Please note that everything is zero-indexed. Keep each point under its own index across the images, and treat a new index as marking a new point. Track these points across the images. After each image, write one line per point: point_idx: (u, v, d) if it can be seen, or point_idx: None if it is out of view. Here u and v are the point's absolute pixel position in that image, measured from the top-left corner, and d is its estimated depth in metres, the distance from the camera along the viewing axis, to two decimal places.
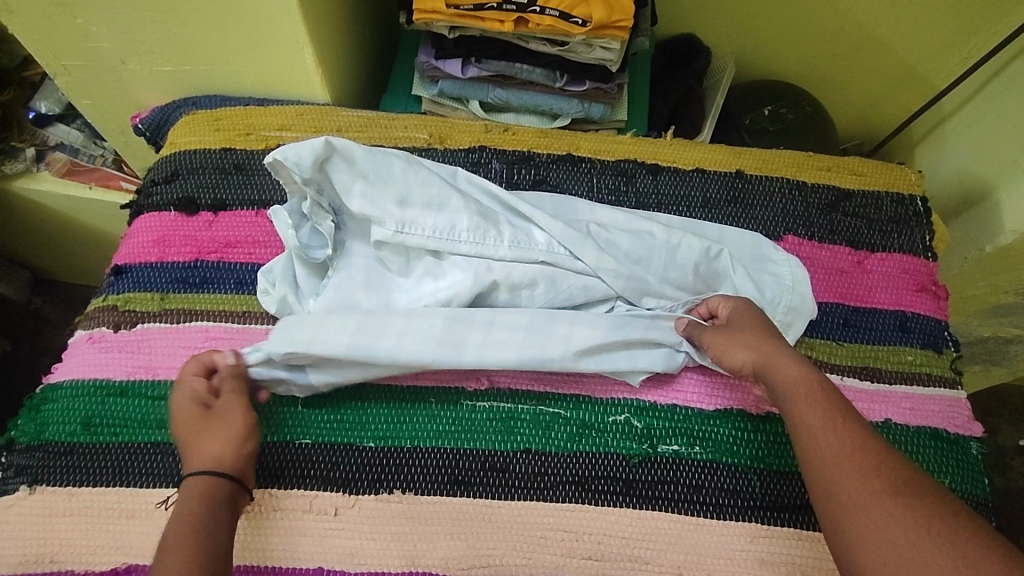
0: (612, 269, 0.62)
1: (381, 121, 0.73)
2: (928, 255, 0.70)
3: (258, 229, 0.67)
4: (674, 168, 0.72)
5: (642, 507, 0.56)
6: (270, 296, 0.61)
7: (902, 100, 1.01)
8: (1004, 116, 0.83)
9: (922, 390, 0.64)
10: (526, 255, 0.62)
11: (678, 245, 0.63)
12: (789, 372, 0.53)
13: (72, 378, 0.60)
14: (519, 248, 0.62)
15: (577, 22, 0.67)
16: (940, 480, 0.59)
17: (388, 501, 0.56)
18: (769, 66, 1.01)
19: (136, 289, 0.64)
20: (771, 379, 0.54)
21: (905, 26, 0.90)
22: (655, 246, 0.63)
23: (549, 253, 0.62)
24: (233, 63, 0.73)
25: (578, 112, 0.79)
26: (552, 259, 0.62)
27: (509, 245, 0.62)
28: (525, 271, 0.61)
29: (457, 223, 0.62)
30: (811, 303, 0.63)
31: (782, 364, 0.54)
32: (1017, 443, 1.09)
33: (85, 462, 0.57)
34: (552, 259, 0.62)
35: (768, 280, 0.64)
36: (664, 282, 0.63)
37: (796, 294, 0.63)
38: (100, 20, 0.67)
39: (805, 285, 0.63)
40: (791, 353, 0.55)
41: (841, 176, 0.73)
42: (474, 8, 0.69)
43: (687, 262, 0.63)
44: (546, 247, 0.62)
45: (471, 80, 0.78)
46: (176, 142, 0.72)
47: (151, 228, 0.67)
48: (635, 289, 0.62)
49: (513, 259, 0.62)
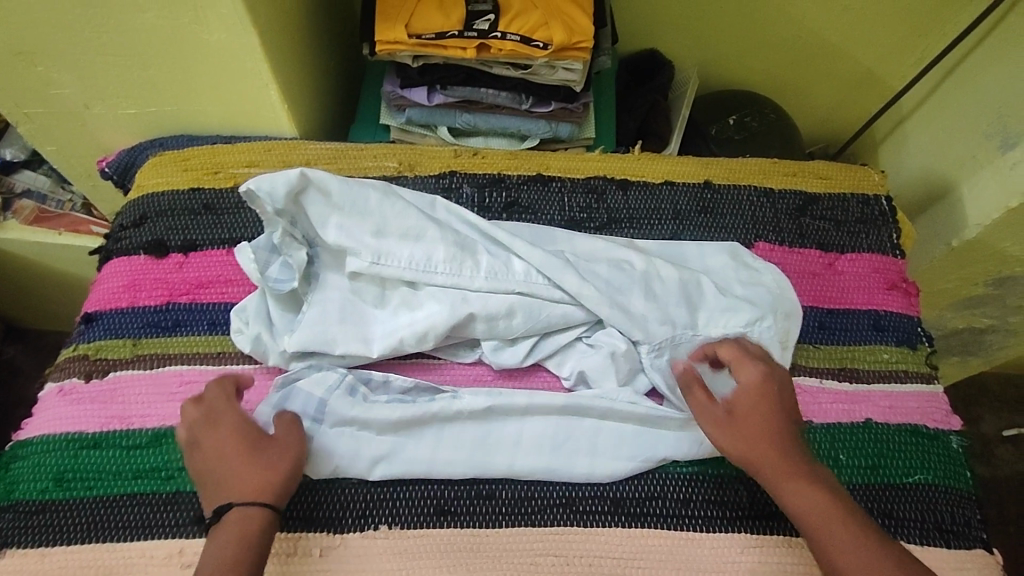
0: (593, 297, 0.61)
1: (349, 152, 0.73)
2: (896, 253, 0.71)
3: (230, 267, 0.66)
4: (643, 182, 0.73)
5: (631, 525, 0.56)
6: (243, 335, 0.60)
7: (862, 103, 1.03)
8: (960, 113, 0.86)
9: (900, 387, 0.64)
10: (505, 287, 0.61)
11: (655, 274, 0.63)
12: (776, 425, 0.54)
13: (43, 434, 0.59)
14: (501, 278, 0.62)
15: (538, 45, 0.69)
16: (921, 476, 0.60)
17: (375, 537, 0.55)
18: (731, 75, 1.03)
19: (107, 336, 0.63)
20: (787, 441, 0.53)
21: (859, 31, 0.92)
22: (634, 271, 0.63)
23: (527, 283, 0.62)
24: (200, 102, 0.73)
25: (547, 133, 0.80)
26: (535, 288, 0.62)
27: (488, 274, 0.61)
28: (506, 300, 0.61)
29: (434, 251, 0.62)
30: (798, 305, 0.65)
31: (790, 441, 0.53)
32: (1000, 431, 1.11)
33: (58, 521, 0.55)
34: (530, 285, 0.62)
35: (759, 293, 0.64)
36: (649, 311, 0.62)
37: (785, 300, 0.64)
38: (61, 67, 0.67)
39: (789, 291, 0.65)
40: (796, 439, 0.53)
41: (807, 180, 0.74)
42: (436, 36, 0.70)
43: (666, 290, 0.63)
44: (524, 278, 0.62)
45: (437, 107, 0.79)
46: (143, 185, 0.71)
47: (120, 273, 0.66)
48: (621, 317, 0.61)
49: (493, 291, 0.61)
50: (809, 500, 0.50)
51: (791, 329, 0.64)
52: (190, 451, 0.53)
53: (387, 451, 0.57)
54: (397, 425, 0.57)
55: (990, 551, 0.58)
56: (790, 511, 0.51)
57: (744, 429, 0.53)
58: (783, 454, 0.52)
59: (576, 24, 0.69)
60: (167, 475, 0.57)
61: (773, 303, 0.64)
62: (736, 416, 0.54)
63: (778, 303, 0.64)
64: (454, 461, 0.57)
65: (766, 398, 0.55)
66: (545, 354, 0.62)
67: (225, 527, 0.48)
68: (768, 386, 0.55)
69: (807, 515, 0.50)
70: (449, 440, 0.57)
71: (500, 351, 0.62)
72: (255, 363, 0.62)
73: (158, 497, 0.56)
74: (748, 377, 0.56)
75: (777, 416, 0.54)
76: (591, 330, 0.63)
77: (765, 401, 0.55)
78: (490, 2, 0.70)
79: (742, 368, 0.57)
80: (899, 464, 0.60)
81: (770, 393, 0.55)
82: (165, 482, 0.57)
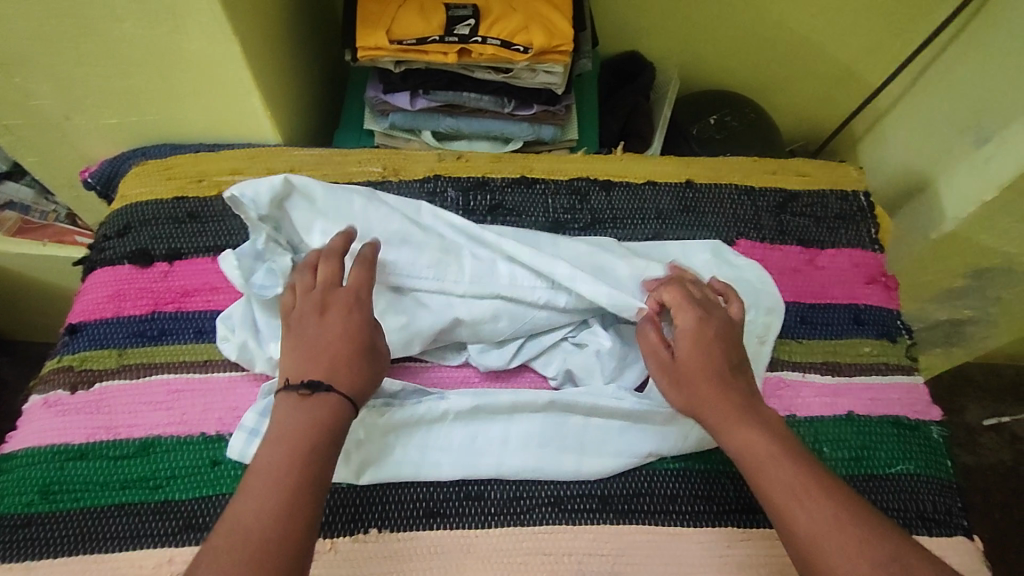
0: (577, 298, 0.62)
1: (334, 158, 0.73)
2: (875, 247, 0.73)
3: (215, 275, 0.67)
4: (626, 182, 0.74)
5: (619, 522, 0.57)
6: (230, 343, 0.60)
7: (841, 101, 1.05)
8: (936, 108, 0.87)
9: (881, 379, 0.66)
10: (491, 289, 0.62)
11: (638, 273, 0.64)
12: (710, 369, 0.54)
13: (29, 446, 0.59)
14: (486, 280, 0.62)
15: (518, 49, 0.70)
16: (903, 467, 0.61)
17: (365, 541, 0.55)
18: (712, 75, 1.04)
19: (92, 346, 0.63)
20: (721, 385, 0.54)
21: (836, 30, 0.94)
22: (617, 271, 0.64)
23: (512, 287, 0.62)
24: (182, 111, 0.73)
25: (529, 135, 0.81)
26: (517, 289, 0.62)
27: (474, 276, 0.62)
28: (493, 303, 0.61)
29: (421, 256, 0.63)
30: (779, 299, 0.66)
31: (724, 385, 0.54)
32: (983, 420, 1.13)
33: (45, 533, 0.55)
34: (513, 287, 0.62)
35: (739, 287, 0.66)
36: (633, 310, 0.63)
37: (765, 294, 0.66)
38: (40, 78, 0.66)
39: (771, 287, 0.66)
40: (732, 385, 0.54)
41: (787, 177, 0.75)
42: (417, 42, 0.70)
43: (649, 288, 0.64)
44: (510, 281, 0.63)
45: (421, 112, 0.79)
46: (127, 194, 0.71)
47: (105, 283, 0.66)
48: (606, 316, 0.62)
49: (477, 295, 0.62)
50: (750, 446, 0.51)
51: (772, 325, 0.65)
52: (302, 330, 0.53)
53: (377, 455, 0.57)
54: (386, 427, 0.57)
55: (971, 537, 0.60)
56: (727, 450, 0.52)
57: (686, 376, 0.55)
58: (723, 400, 0.53)
59: (556, 28, 0.70)
60: (155, 484, 0.57)
61: (755, 299, 0.65)
62: (677, 364, 0.55)
63: (756, 302, 0.65)
64: (443, 462, 0.57)
65: (701, 344, 0.55)
66: (531, 356, 0.63)
67: (312, 401, 0.49)
68: (703, 333, 0.56)
69: (746, 451, 0.51)
70: (436, 444, 0.58)
71: (487, 353, 0.62)
72: (242, 370, 0.62)
73: (146, 506, 0.56)
74: (684, 326, 0.57)
75: (714, 361, 0.55)
76: (577, 331, 0.64)
77: (700, 348, 0.55)
78: (470, 6, 0.71)
79: (680, 315, 0.57)
80: (881, 455, 0.61)
81: (705, 340, 0.55)
82: (153, 491, 0.57)
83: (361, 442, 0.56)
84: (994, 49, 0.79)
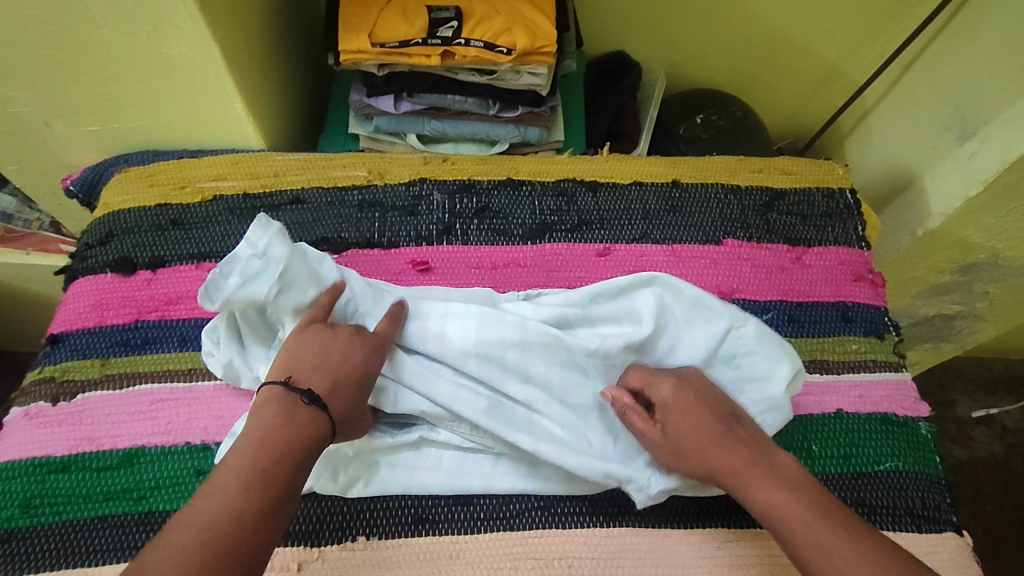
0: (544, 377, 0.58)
1: (318, 162, 0.73)
2: (861, 244, 0.73)
3: (199, 282, 0.66)
4: (612, 183, 0.73)
5: (609, 525, 0.57)
6: (215, 358, 0.59)
7: (827, 98, 1.05)
8: (920, 104, 0.88)
9: (869, 376, 0.66)
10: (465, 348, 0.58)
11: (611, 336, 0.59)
12: (709, 428, 0.53)
13: (10, 459, 0.58)
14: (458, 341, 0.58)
15: (502, 51, 0.70)
16: (892, 464, 0.61)
17: (353, 549, 0.54)
18: (698, 74, 1.04)
19: (75, 357, 0.62)
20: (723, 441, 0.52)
21: (820, 28, 0.94)
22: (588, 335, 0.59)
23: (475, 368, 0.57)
24: (163, 117, 0.72)
25: (515, 137, 0.81)
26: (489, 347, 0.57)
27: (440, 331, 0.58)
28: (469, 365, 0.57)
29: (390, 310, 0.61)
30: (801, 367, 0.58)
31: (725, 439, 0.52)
32: (974, 414, 1.13)
33: (27, 548, 0.54)
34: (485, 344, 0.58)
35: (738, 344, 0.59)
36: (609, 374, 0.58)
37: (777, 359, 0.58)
38: (17, 85, 0.65)
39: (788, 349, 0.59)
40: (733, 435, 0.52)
41: (773, 176, 0.75)
42: (400, 44, 0.70)
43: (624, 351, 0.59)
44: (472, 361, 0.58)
45: (406, 115, 0.79)
46: (108, 202, 0.70)
47: (87, 293, 0.65)
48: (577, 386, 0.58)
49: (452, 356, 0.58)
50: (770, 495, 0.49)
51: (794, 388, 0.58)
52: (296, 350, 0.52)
53: (364, 472, 0.56)
54: (371, 451, 0.57)
55: (960, 533, 0.60)
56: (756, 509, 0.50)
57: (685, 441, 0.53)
58: (728, 453, 0.51)
59: (538, 28, 0.70)
60: (139, 495, 0.56)
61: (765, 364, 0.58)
62: (676, 432, 0.53)
63: (767, 365, 0.58)
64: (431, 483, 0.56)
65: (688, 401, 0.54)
66: None
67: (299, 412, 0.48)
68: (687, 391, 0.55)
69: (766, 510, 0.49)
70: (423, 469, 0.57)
71: None
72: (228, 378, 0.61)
73: (129, 518, 0.55)
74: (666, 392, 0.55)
75: (710, 418, 0.53)
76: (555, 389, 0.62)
77: (690, 408, 0.54)
78: (452, 8, 0.70)
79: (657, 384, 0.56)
80: (870, 452, 0.62)
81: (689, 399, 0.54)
82: (137, 503, 0.56)
83: (349, 458, 0.56)
84: (976, 45, 0.79)
